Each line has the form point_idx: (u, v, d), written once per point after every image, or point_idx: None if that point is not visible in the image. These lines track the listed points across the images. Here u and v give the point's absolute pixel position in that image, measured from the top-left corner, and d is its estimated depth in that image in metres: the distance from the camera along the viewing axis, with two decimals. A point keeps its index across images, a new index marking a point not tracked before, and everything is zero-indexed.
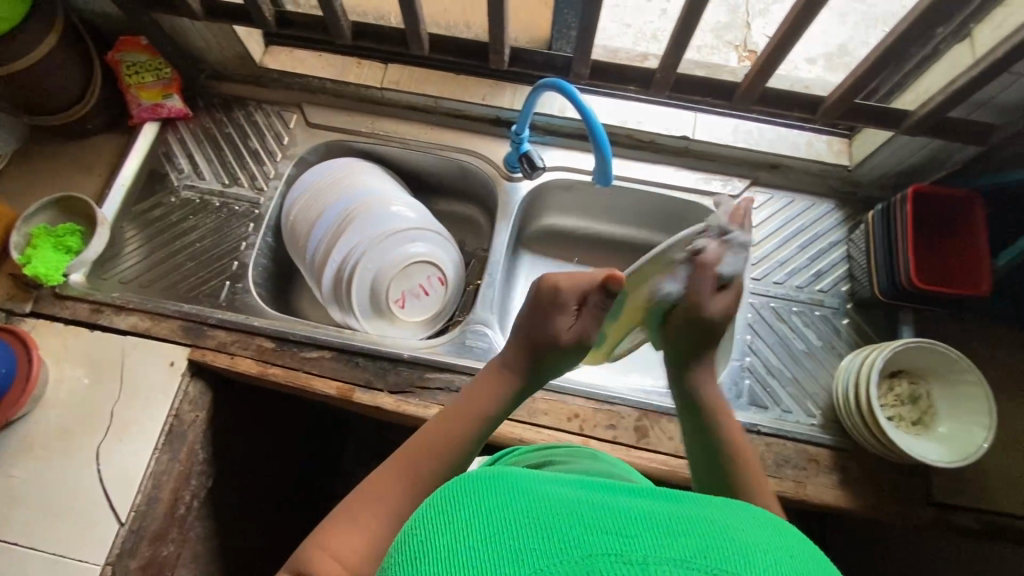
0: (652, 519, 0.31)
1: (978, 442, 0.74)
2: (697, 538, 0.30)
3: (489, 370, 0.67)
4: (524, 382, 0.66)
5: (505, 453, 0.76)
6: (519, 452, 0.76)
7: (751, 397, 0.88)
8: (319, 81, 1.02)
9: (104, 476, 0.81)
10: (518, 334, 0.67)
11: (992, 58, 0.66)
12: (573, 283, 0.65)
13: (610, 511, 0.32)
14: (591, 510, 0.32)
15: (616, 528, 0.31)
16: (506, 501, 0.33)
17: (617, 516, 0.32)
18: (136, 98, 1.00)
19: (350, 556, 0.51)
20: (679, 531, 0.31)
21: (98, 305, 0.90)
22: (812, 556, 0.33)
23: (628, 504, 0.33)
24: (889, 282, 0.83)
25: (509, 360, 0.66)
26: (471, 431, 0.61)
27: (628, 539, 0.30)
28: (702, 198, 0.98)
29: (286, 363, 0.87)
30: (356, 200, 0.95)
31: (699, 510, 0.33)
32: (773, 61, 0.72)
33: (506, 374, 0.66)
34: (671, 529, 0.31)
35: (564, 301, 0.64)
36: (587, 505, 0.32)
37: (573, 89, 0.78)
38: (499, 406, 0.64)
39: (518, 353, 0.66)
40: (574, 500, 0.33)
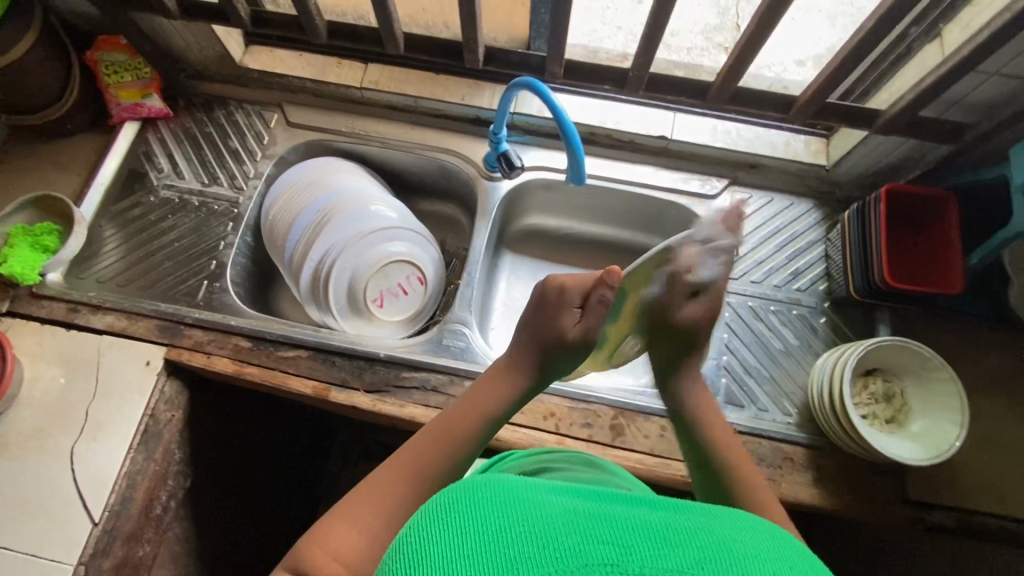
0: (650, 532, 0.35)
1: (950, 440, 0.75)
2: (693, 550, 0.34)
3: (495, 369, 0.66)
4: (529, 383, 0.66)
5: (499, 458, 0.77)
6: (511, 458, 0.76)
7: (727, 395, 0.88)
8: (299, 80, 1.02)
9: (78, 476, 0.81)
10: (524, 334, 0.67)
11: (958, 57, 0.66)
12: (577, 282, 0.67)
13: (609, 522, 0.35)
14: (591, 521, 0.35)
15: (615, 538, 0.34)
16: (511, 512, 0.36)
17: (614, 527, 0.35)
18: (115, 97, 1.00)
19: (350, 555, 0.48)
20: (674, 542, 0.34)
21: (74, 305, 0.90)
22: (802, 556, 0.36)
23: (626, 515, 0.36)
24: (864, 281, 0.83)
25: (517, 359, 0.66)
26: (477, 430, 0.60)
27: (625, 550, 0.33)
28: (681, 197, 0.99)
29: (261, 362, 0.87)
30: (335, 200, 0.95)
31: (690, 521, 0.37)
32: (744, 59, 0.73)
33: (513, 374, 0.65)
34: (666, 540, 0.34)
35: (568, 299, 0.66)
36: (586, 516, 0.36)
37: (546, 89, 0.79)
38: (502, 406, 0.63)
39: (526, 352, 0.66)
40: (573, 512, 0.36)
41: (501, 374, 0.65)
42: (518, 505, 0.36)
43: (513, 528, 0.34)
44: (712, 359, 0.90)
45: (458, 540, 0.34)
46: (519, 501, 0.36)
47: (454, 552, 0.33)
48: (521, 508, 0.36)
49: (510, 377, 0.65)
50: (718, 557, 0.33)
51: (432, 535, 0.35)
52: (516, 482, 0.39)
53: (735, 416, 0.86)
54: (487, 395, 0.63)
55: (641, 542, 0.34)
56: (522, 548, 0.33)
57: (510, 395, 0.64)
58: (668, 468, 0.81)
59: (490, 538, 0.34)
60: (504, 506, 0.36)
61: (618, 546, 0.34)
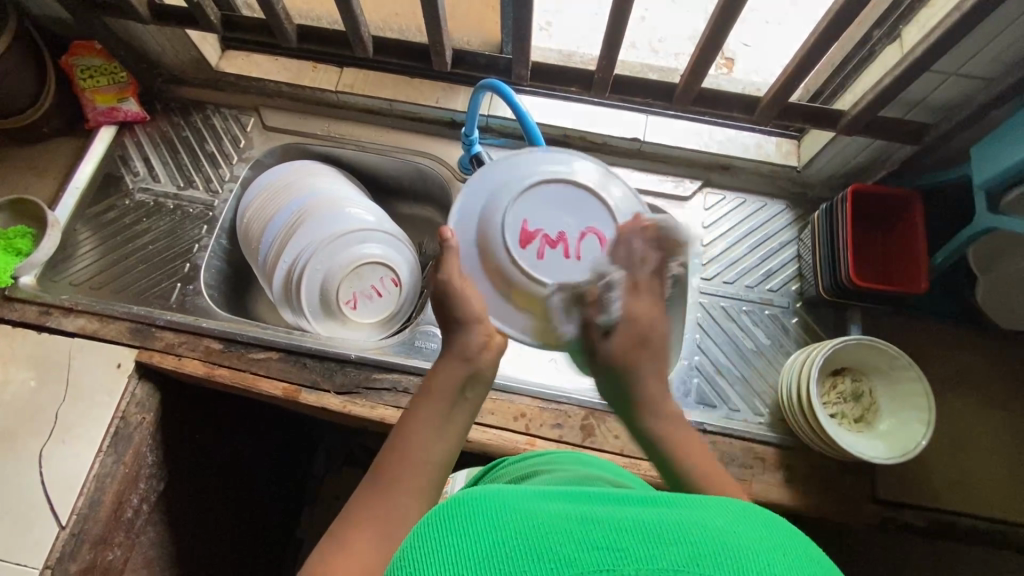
0: (643, 533, 0.35)
1: (917, 438, 0.75)
2: (686, 547, 0.34)
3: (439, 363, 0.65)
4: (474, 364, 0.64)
5: (493, 467, 0.76)
6: (505, 464, 0.75)
7: (698, 396, 0.88)
8: (275, 85, 1.03)
9: (45, 478, 0.81)
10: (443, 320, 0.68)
11: (913, 57, 0.67)
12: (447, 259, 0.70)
13: (602, 526, 0.36)
14: (585, 528, 0.36)
15: (609, 541, 0.35)
16: (503, 524, 0.37)
17: (609, 530, 0.36)
18: (90, 101, 1.00)
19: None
20: (669, 541, 0.35)
21: (47, 308, 0.90)
22: (805, 554, 0.36)
23: (617, 518, 0.37)
24: (832, 281, 0.84)
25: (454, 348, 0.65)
26: (439, 411, 0.60)
27: (619, 552, 0.34)
28: (654, 198, 1.00)
29: (233, 363, 0.87)
30: (307, 202, 0.95)
31: (686, 516, 0.37)
32: (705, 58, 0.73)
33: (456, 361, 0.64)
34: (663, 540, 0.35)
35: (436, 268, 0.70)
36: (577, 523, 0.36)
37: (510, 91, 0.81)
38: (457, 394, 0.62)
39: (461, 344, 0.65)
40: (565, 518, 0.37)
41: (447, 357, 0.65)
42: (512, 518, 0.37)
43: (509, 542, 0.35)
44: (684, 360, 0.91)
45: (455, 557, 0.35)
46: (511, 513, 0.38)
47: (453, 568, 0.35)
48: (516, 521, 0.37)
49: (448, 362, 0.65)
50: (716, 553, 0.34)
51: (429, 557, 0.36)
52: (510, 496, 0.40)
53: (706, 416, 0.86)
54: (439, 376, 0.63)
55: (636, 543, 0.34)
56: (519, 559, 0.34)
57: (455, 370, 0.63)
58: (638, 468, 0.81)
59: (485, 549, 0.35)
60: (498, 519, 0.37)
61: (612, 549, 0.34)
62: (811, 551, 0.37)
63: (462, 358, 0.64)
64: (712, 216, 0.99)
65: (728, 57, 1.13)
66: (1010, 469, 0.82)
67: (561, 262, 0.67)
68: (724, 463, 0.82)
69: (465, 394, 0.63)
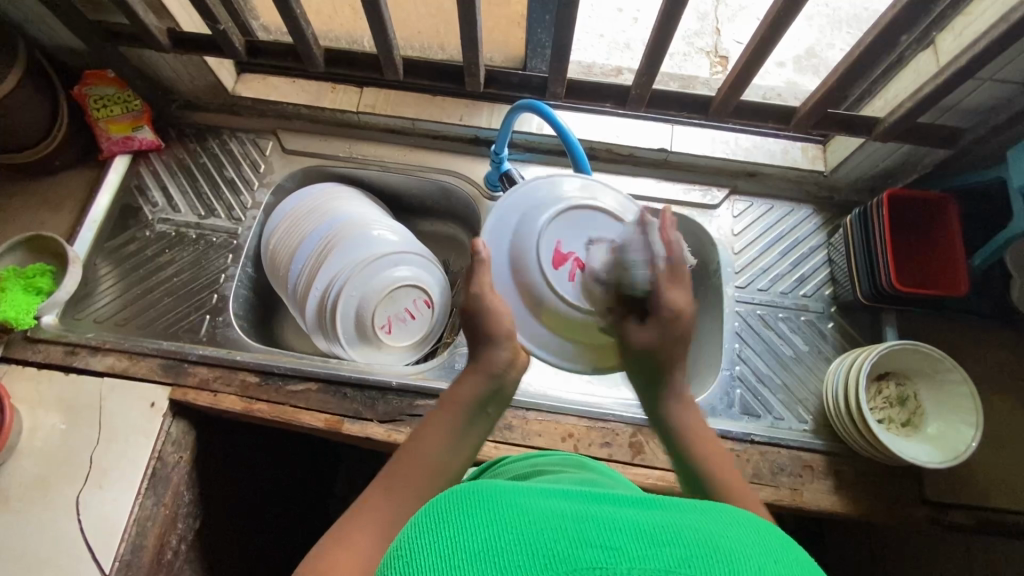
0: (639, 532, 0.35)
1: (967, 442, 0.75)
2: (680, 549, 0.34)
3: (468, 372, 0.64)
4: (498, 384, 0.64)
5: (491, 464, 0.76)
6: (506, 461, 0.75)
7: (742, 406, 0.88)
8: (294, 107, 1.01)
9: (83, 525, 0.78)
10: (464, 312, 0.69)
11: (957, 66, 0.68)
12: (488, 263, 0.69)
13: (599, 524, 0.36)
14: (581, 525, 0.36)
15: (605, 540, 0.35)
16: (497, 522, 0.36)
17: (604, 528, 0.35)
18: (105, 132, 0.97)
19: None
20: (663, 542, 0.35)
21: (71, 347, 0.87)
22: (796, 561, 0.36)
23: (613, 517, 0.37)
24: (870, 286, 0.84)
25: (493, 359, 0.64)
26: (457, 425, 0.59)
27: (612, 552, 0.34)
28: (682, 208, 1.00)
29: (271, 398, 0.85)
30: (335, 227, 0.94)
31: (681, 520, 0.37)
32: (746, 72, 0.73)
33: (484, 376, 0.63)
34: (656, 541, 0.35)
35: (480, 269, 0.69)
36: (572, 520, 0.36)
37: (548, 109, 0.80)
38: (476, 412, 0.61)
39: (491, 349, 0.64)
40: (562, 516, 0.37)
41: (471, 372, 0.64)
42: (505, 514, 0.37)
43: (500, 537, 0.35)
44: (725, 370, 0.91)
45: (446, 550, 0.35)
46: (510, 510, 0.37)
47: (445, 562, 0.34)
48: (509, 516, 0.36)
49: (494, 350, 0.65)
50: (709, 557, 0.34)
51: (420, 554, 0.35)
52: (507, 489, 0.40)
53: (752, 426, 0.86)
54: (465, 386, 0.63)
55: (629, 542, 0.34)
56: (510, 555, 0.34)
57: (484, 387, 0.62)
58: None
59: (473, 548, 0.35)
60: (493, 514, 0.37)
61: (606, 548, 0.34)
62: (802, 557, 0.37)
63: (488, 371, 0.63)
64: (741, 223, 0.99)
65: (725, 57, 1.13)
66: None
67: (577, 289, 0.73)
68: (774, 473, 0.82)
69: (486, 410, 0.62)
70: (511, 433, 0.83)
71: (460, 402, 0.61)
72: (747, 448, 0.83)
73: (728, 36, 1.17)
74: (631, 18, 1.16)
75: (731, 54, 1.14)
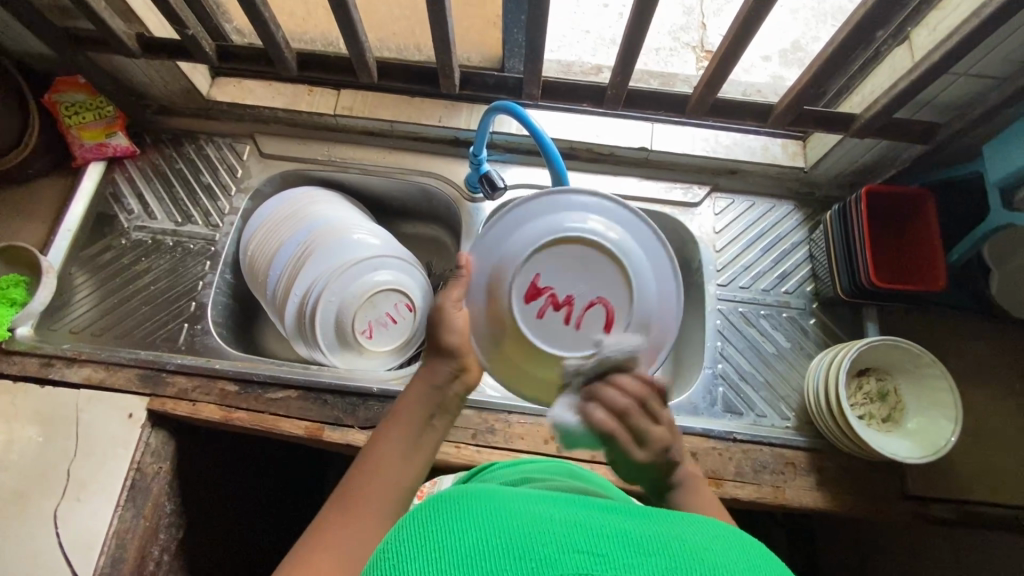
0: (626, 541, 0.37)
1: (946, 436, 0.75)
2: (665, 558, 0.35)
3: (415, 383, 0.63)
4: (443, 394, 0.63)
5: (479, 469, 0.75)
6: (494, 468, 0.74)
7: (725, 404, 0.88)
8: (271, 110, 1.00)
9: (63, 539, 0.77)
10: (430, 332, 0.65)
11: (930, 62, 0.67)
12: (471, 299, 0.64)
13: (586, 532, 0.37)
14: (570, 532, 0.37)
15: (593, 547, 0.36)
16: (486, 528, 0.37)
17: (591, 536, 0.37)
18: (77, 139, 0.96)
19: None
20: (648, 551, 0.36)
21: (47, 359, 0.86)
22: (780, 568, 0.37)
23: (603, 526, 0.38)
24: (850, 283, 0.84)
25: (435, 369, 0.63)
26: (406, 435, 0.58)
27: (599, 559, 0.35)
28: (664, 206, 1.00)
29: (250, 406, 0.84)
30: (312, 232, 0.93)
31: (667, 530, 0.39)
32: (721, 71, 0.73)
33: (430, 385, 0.63)
34: (643, 549, 0.36)
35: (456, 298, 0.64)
36: (562, 529, 0.37)
37: (524, 110, 0.80)
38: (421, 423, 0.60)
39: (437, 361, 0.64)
40: (552, 524, 0.38)
41: (415, 381, 0.64)
42: (495, 519, 0.38)
43: (489, 542, 0.36)
44: (707, 369, 0.91)
45: (435, 553, 0.36)
46: (499, 517, 0.39)
47: (434, 563, 0.36)
48: (499, 521, 0.38)
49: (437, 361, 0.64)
50: (693, 564, 0.35)
51: (409, 554, 0.37)
52: (500, 500, 0.41)
53: (735, 425, 0.86)
54: (410, 396, 0.62)
55: (615, 550, 0.36)
56: (500, 562, 0.35)
57: (428, 394, 0.62)
58: None
59: (461, 551, 0.36)
60: (482, 519, 0.38)
61: (593, 555, 0.36)
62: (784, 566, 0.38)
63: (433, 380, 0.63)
64: (723, 221, 0.99)
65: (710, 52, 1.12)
66: None
67: (561, 329, 0.61)
68: (756, 470, 0.82)
69: (434, 419, 0.62)
70: (493, 437, 0.83)
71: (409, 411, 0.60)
72: (731, 447, 0.83)
73: (713, 31, 1.16)
74: (615, 14, 1.15)
75: (712, 49, 1.14)
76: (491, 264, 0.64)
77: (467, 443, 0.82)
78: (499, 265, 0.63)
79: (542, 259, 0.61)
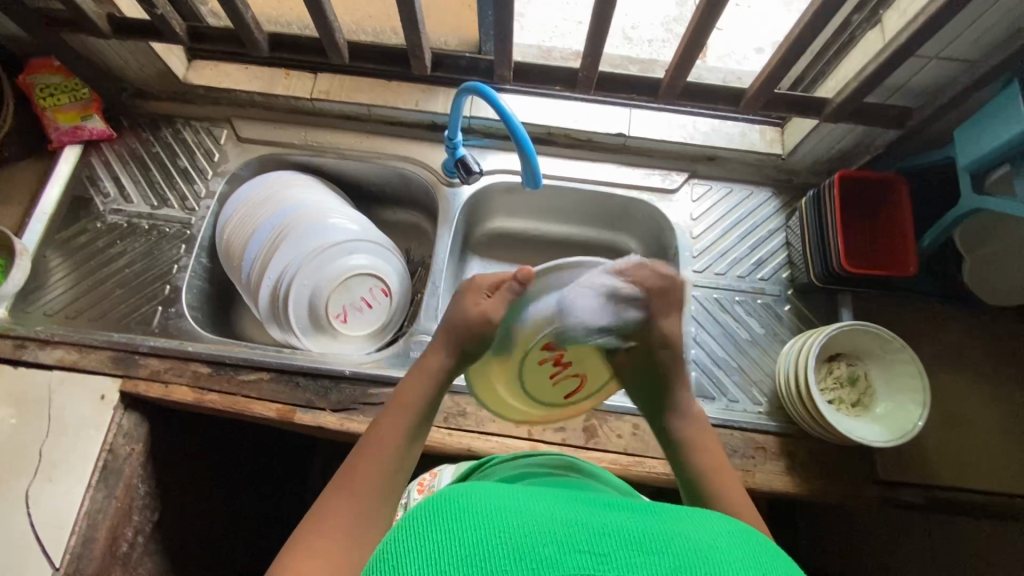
0: (627, 542, 0.38)
1: (913, 420, 0.76)
2: (666, 555, 0.37)
3: (422, 372, 0.63)
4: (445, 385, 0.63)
5: (480, 464, 0.75)
6: (492, 463, 0.74)
7: (697, 389, 0.88)
8: (247, 94, 0.99)
9: (33, 519, 0.77)
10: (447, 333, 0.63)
11: (899, 44, 0.67)
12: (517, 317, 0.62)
13: (587, 533, 0.38)
14: (570, 532, 0.38)
15: (595, 546, 0.37)
16: (489, 525, 0.38)
17: (594, 536, 0.38)
18: (52, 121, 0.95)
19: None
20: (650, 549, 0.37)
21: (21, 341, 0.86)
22: (772, 559, 0.39)
23: (602, 527, 0.39)
24: (823, 268, 0.84)
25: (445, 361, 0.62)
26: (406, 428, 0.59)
27: (601, 558, 0.36)
28: (641, 193, 0.99)
29: (222, 388, 0.85)
30: (290, 216, 0.92)
31: (669, 529, 0.40)
32: (690, 54, 0.73)
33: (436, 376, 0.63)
34: (645, 549, 0.37)
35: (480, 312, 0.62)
36: (563, 528, 0.39)
37: (493, 92, 0.79)
38: (421, 416, 0.61)
39: (448, 352, 0.63)
40: (552, 523, 0.39)
41: (420, 372, 0.63)
42: (498, 515, 0.39)
43: (493, 540, 0.37)
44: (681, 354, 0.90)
45: (440, 555, 0.36)
46: (500, 515, 0.39)
47: (438, 565, 0.36)
48: (504, 516, 0.39)
49: (441, 350, 0.63)
50: (694, 564, 0.36)
51: (415, 557, 0.36)
52: (500, 496, 0.42)
53: (707, 409, 0.86)
54: (412, 387, 0.62)
55: (617, 549, 0.37)
56: (503, 558, 0.36)
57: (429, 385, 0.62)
58: (643, 467, 0.81)
59: (466, 553, 0.36)
60: (486, 518, 0.39)
61: (595, 554, 0.37)
62: (786, 564, 0.39)
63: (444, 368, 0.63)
64: (700, 208, 0.99)
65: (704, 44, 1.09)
66: (1001, 442, 0.84)
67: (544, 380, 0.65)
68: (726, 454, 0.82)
69: (431, 410, 0.62)
70: (464, 420, 0.83)
71: (411, 402, 0.61)
72: None
73: None
74: None
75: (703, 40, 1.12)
76: (539, 301, 0.61)
77: (438, 426, 0.83)
78: (541, 311, 0.60)
79: (568, 334, 0.59)
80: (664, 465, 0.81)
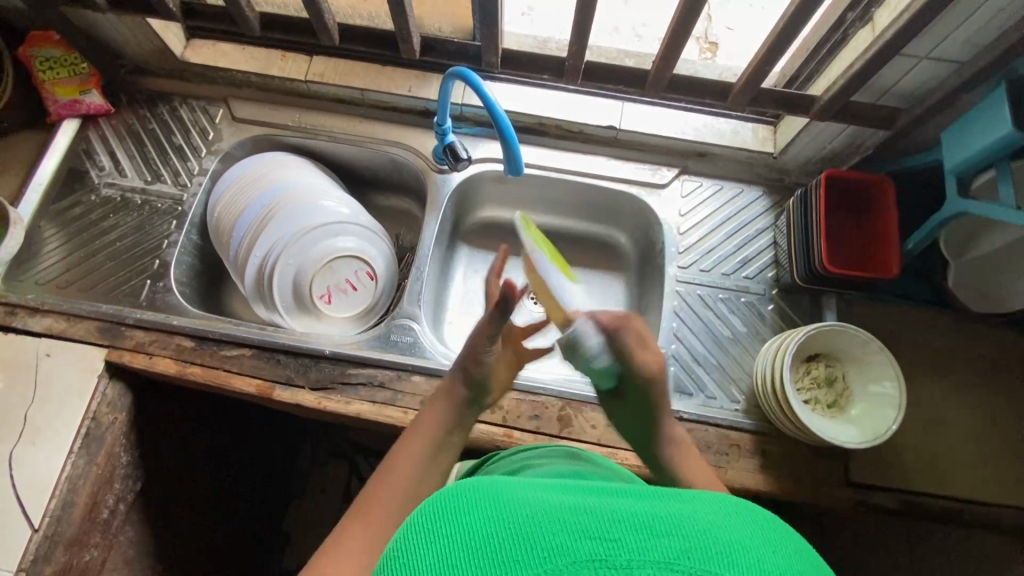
0: (637, 523, 0.34)
1: (888, 424, 0.75)
2: (679, 538, 0.33)
3: (437, 396, 0.71)
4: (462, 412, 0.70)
5: (485, 462, 0.76)
6: (500, 456, 0.75)
7: (675, 383, 0.88)
8: (243, 74, 1.00)
9: (15, 482, 0.79)
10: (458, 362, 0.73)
11: (886, 40, 0.66)
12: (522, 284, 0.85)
13: (597, 516, 0.35)
14: (577, 516, 0.35)
15: (603, 530, 0.33)
16: (490, 519, 0.35)
17: (600, 519, 0.34)
18: (51, 94, 0.96)
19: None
20: (663, 532, 0.33)
21: (12, 308, 0.88)
22: (796, 550, 0.36)
23: (612, 509, 0.36)
24: (805, 268, 0.84)
25: (454, 389, 0.71)
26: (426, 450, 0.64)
27: (611, 542, 0.33)
28: (630, 186, 0.99)
29: (205, 362, 0.86)
30: (282, 195, 0.93)
31: (677, 508, 0.36)
32: (676, 44, 0.72)
33: (450, 402, 0.70)
34: (654, 531, 0.33)
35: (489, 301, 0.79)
36: (569, 512, 0.35)
37: (479, 77, 0.79)
38: (440, 438, 0.66)
39: (456, 382, 0.71)
40: (557, 508, 0.36)
41: (437, 398, 0.70)
42: (498, 503, 0.36)
43: (496, 532, 0.34)
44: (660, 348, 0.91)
45: (441, 553, 0.33)
46: (501, 503, 0.36)
47: (440, 563, 0.33)
48: (503, 505, 0.36)
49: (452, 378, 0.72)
50: (706, 546, 0.33)
51: (417, 557, 0.34)
52: (501, 484, 0.39)
53: (682, 404, 0.86)
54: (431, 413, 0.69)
55: (628, 533, 0.33)
56: (505, 548, 0.33)
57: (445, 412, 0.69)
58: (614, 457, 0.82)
59: (468, 548, 0.33)
60: (487, 509, 0.36)
61: (604, 539, 0.33)
62: (799, 543, 0.37)
63: (456, 397, 0.70)
64: (689, 205, 0.99)
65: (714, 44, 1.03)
66: (978, 450, 0.83)
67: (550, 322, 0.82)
68: (699, 450, 0.82)
69: (450, 435, 0.68)
70: None
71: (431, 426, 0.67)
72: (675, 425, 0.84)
73: None
74: None
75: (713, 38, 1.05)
76: None
77: (414, 408, 0.83)
78: None
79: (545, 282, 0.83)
80: (636, 457, 0.81)
